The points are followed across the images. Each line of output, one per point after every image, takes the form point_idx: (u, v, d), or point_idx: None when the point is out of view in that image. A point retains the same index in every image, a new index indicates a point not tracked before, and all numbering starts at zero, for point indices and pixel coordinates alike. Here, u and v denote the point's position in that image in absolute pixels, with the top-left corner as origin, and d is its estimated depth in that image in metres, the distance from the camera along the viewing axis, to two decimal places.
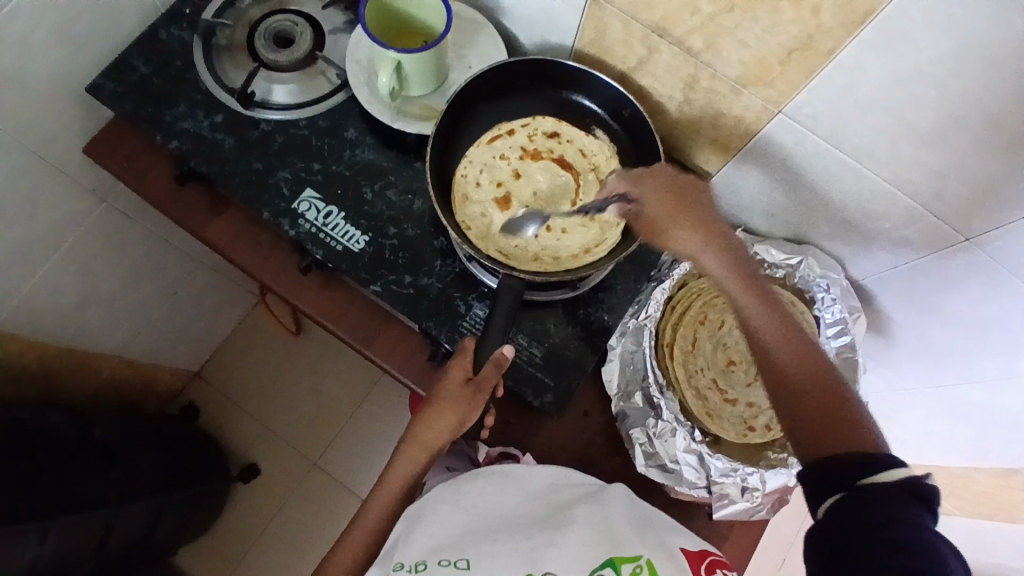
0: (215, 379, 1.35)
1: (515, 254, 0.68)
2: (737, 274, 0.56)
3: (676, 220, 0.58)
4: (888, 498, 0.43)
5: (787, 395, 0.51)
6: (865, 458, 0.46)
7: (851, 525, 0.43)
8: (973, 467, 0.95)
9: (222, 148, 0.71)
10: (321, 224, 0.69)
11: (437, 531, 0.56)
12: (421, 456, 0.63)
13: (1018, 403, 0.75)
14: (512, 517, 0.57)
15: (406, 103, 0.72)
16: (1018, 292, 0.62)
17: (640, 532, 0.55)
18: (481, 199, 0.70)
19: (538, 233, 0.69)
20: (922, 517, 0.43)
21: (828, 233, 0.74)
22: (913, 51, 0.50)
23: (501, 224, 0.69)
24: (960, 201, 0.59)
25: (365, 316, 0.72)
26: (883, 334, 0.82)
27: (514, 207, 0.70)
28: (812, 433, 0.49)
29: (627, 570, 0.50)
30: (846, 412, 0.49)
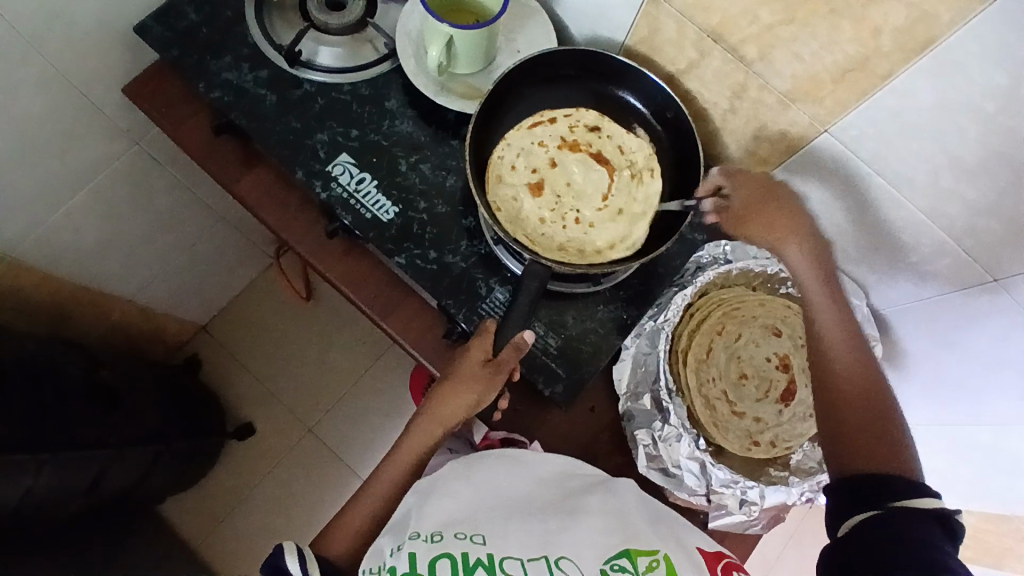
0: (221, 336, 1.35)
1: (540, 241, 0.68)
2: (817, 274, 0.61)
3: (771, 213, 0.62)
4: (912, 521, 0.48)
5: (841, 411, 0.57)
6: (901, 482, 0.51)
7: (871, 541, 0.49)
8: (967, 507, 0.95)
9: (263, 104, 0.71)
10: (353, 191, 0.69)
11: (452, 508, 0.55)
12: (434, 431, 0.63)
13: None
14: (524, 502, 0.57)
15: (451, 80, 0.72)
16: None
17: (655, 527, 0.55)
18: (514, 183, 0.70)
19: (566, 225, 0.69)
20: (942, 541, 0.47)
21: (855, 258, 0.73)
22: (969, 85, 0.50)
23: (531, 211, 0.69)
24: (995, 241, 0.59)
25: (385, 288, 0.72)
26: (897, 365, 0.81)
27: (545, 195, 0.70)
28: (859, 453, 0.55)
29: (642, 561, 0.50)
30: (886, 431, 0.55)
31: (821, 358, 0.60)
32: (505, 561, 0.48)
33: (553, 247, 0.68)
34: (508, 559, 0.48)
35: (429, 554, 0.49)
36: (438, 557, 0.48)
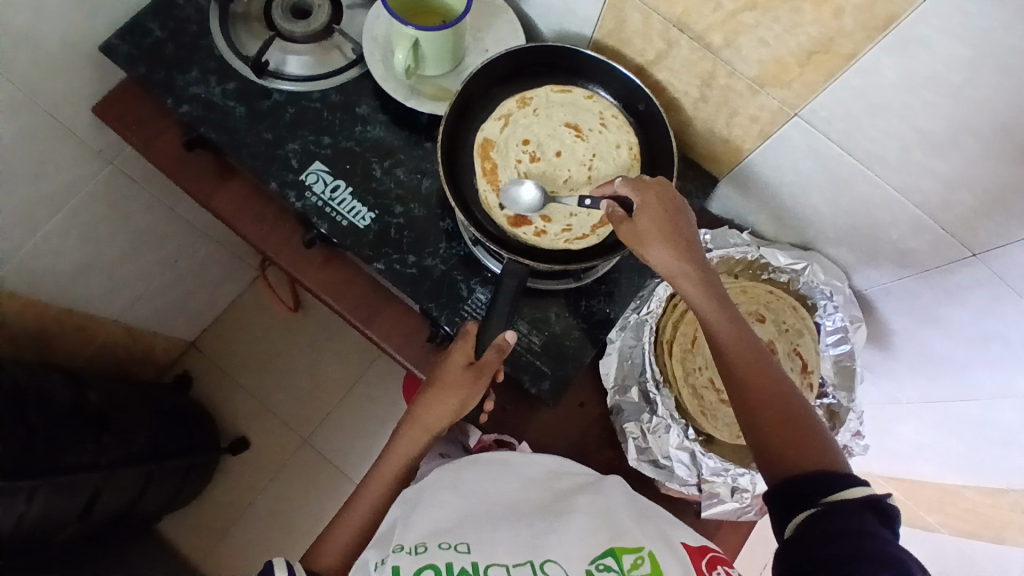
0: (211, 351, 1.34)
1: (528, 164, 0.69)
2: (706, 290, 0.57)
3: (655, 227, 0.59)
4: (849, 513, 0.45)
5: (757, 417, 0.54)
6: (828, 475, 0.49)
7: (819, 538, 0.45)
8: (963, 484, 0.96)
9: (233, 116, 0.70)
10: (328, 199, 0.69)
11: (437, 516, 0.55)
12: (420, 439, 0.63)
13: (1015, 420, 0.75)
14: (509, 504, 0.58)
15: (420, 83, 0.72)
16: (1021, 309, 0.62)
17: (640, 522, 0.55)
18: (538, 108, 0.71)
19: (554, 161, 0.70)
20: (881, 530, 0.44)
21: (835, 240, 0.74)
22: (931, 60, 0.50)
23: (522, 126, 0.70)
24: (969, 213, 0.59)
25: (366, 295, 0.72)
26: (884, 345, 0.82)
27: (557, 129, 0.70)
28: (789, 455, 0.51)
29: (628, 559, 0.50)
30: (802, 426, 0.52)
31: (724, 363, 0.56)
32: (491, 568, 0.48)
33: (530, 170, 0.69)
34: (493, 566, 0.48)
35: (414, 566, 0.48)
36: (423, 569, 0.48)
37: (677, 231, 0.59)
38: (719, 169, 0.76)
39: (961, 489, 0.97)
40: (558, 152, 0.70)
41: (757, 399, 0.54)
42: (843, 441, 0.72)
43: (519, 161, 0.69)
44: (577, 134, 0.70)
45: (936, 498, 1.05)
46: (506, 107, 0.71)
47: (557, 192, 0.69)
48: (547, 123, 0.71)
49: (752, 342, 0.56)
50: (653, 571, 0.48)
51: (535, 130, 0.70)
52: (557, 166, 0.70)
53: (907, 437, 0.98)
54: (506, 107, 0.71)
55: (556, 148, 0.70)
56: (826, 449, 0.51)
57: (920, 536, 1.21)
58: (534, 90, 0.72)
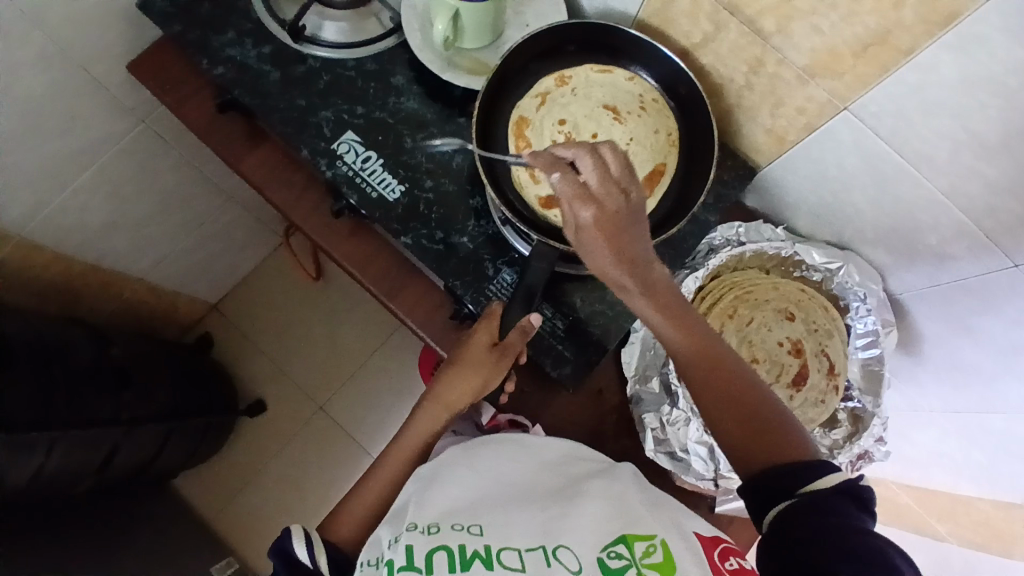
0: (232, 316, 1.36)
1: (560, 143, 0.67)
2: (661, 285, 0.52)
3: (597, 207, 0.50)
4: (826, 504, 0.44)
5: (718, 417, 0.52)
6: (802, 466, 0.47)
7: (800, 534, 0.44)
8: (980, 497, 0.94)
9: (268, 81, 0.70)
10: (358, 169, 0.68)
11: (451, 495, 0.55)
12: (440, 417, 0.64)
13: None
14: (522, 485, 0.57)
15: (457, 55, 0.70)
16: None
17: (653, 511, 0.55)
18: (577, 87, 0.69)
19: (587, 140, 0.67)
20: (856, 516, 0.44)
21: (873, 240, 0.71)
22: (995, 60, 0.48)
23: (560, 105, 0.68)
24: (1017, 224, 0.56)
25: (391, 269, 0.72)
26: (912, 351, 0.80)
27: (593, 108, 0.68)
28: (758, 451, 0.50)
29: (640, 547, 0.49)
30: (765, 418, 0.51)
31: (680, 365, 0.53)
32: (503, 551, 0.47)
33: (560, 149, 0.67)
34: (506, 550, 0.48)
35: (426, 546, 0.47)
36: (436, 549, 0.47)
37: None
38: (758, 160, 0.74)
39: (975, 501, 0.95)
40: (594, 133, 0.67)
41: (713, 396, 0.52)
42: (866, 446, 0.70)
43: (554, 141, 0.67)
44: (615, 116, 0.68)
45: (950, 509, 1.04)
46: (545, 84, 0.69)
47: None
48: (585, 103, 0.68)
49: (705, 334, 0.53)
50: (664, 559, 0.47)
51: (572, 109, 0.68)
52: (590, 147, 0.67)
53: (927, 446, 0.96)
54: (545, 84, 0.69)
55: (591, 127, 0.67)
56: (791, 436, 0.50)
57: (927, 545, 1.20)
58: (573, 69, 0.70)
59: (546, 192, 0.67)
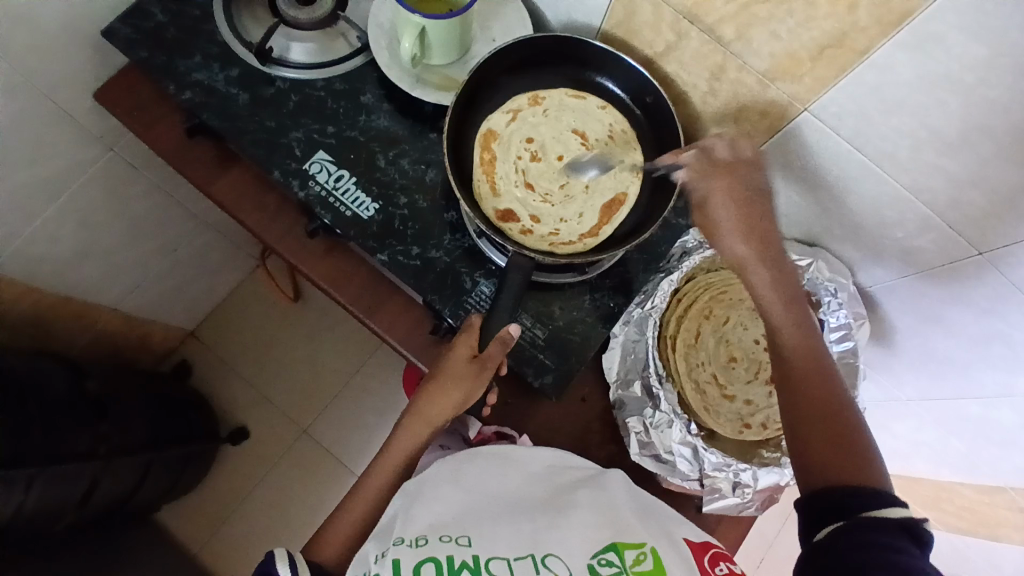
0: (211, 341, 1.34)
1: (525, 164, 0.69)
2: (781, 296, 0.57)
3: (743, 219, 0.59)
4: (882, 531, 0.45)
5: (798, 424, 0.54)
6: (864, 491, 0.48)
7: (847, 553, 0.45)
8: (960, 482, 0.97)
9: (236, 103, 0.69)
10: (331, 188, 0.68)
11: (438, 509, 0.54)
12: (422, 432, 0.63)
13: (1013, 421, 0.75)
14: (510, 498, 0.57)
15: (426, 71, 0.71)
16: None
17: (642, 520, 0.55)
18: (548, 111, 0.71)
19: (552, 164, 0.69)
20: (912, 550, 0.44)
21: (841, 237, 0.74)
22: (947, 59, 0.50)
23: (529, 124, 0.70)
24: (979, 214, 0.58)
25: (368, 286, 0.71)
26: (886, 343, 0.82)
27: (561, 133, 0.70)
28: (825, 465, 0.51)
29: (630, 555, 0.50)
30: (848, 439, 0.51)
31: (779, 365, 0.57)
32: (492, 562, 0.48)
33: (523, 169, 0.69)
34: (494, 559, 0.48)
35: (414, 559, 0.47)
36: (423, 561, 0.47)
37: (764, 238, 0.59)
38: None
39: (956, 485, 0.97)
40: (560, 156, 0.70)
41: (804, 400, 0.54)
42: None
43: (519, 158, 0.69)
44: (583, 142, 0.70)
45: (931, 496, 1.06)
46: (517, 101, 0.71)
47: (551, 195, 0.69)
48: (555, 125, 0.70)
49: (817, 348, 0.56)
50: (654, 567, 0.48)
51: (541, 130, 0.70)
52: (553, 169, 0.69)
53: (905, 435, 0.98)
54: (516, 101, 0.71)
55: (558, 151, 0.70)
56: (870, 465, 0.50)
57: None
58: (548, 91, 0.71)
59: (505, 205, 0.68)
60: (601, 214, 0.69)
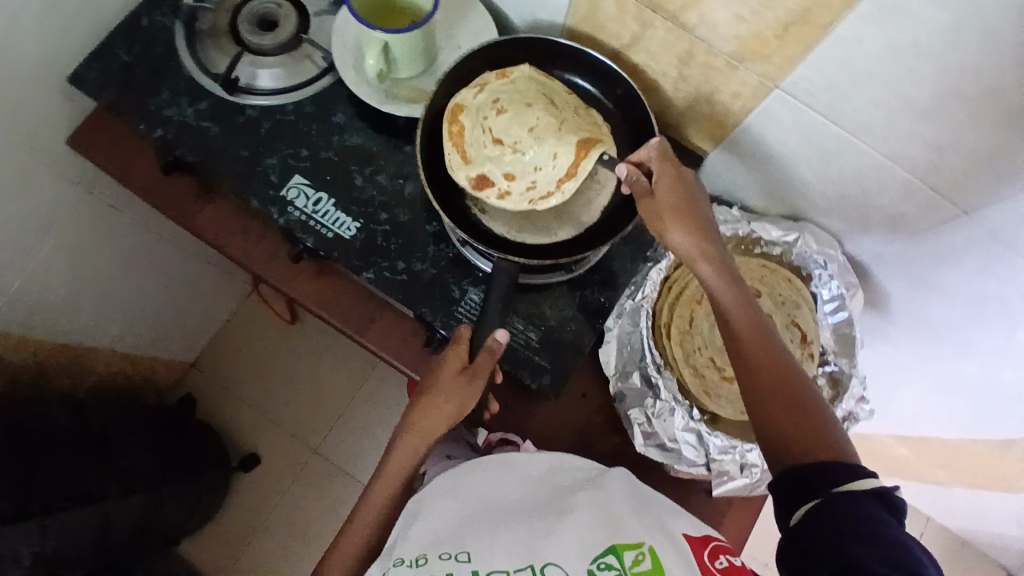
0: (212, 371, 1.34)
1: (495, 119, 0.66)
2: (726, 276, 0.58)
3: (670, 213, 0.60)
4: (854, 502, 0.45)
5: (762, 405, 0.54)
6: (835, 464, 0.48)
7: (824, 526, 0.45)
8: (970, 439, 0.97)
9: (210, 136, 0.69)
10: (311, 212, 0.68)
11: (438, 525, 0.55)
12: (419, 447, 0.63)
13: (1016, 376, 0.76)
14: (507, 506, 0.57)
15: (395, 85, 0.71)
16: (1014, 265, 0.61)
17: (641, 517, 0.56)
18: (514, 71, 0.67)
19: (521, 117, 0.65)
20: (885, 516, 0.44)
21: (825, 210, 0.74)
22: (912, 25, 0.49)
23: (496, 85, 0.67)
24: (960, 175, 0.58)
25: (359, 306, 0.71)
26: (880, 310, 0.82)
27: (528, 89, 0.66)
28: (794, 442, 0.51)
29: (629, 556, 0.51)
30: (807, 412, 0.52)
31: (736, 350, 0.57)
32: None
33: (491, 127, 0.66)
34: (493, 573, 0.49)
35: None
36: None
37: (698, 223, 0.60)
38: (706, 145, 0.76)
39: (966, 445, 0.98)
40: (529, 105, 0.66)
41: (763, 381, 0.54)
42: (847, 409, 0.72)
43: (486, 120, 0.66)
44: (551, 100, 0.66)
45: (944, 455, 1.06)
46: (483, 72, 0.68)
47: (522, 147, 0.65)
48: (523, 82, 0.67)
49: (769, 330, 0.57)
50: (653, 567, 0.49)
51: (508, 90, 0.66)
52: (523, 120, 0.65)
53: (913, 400, 0.98)
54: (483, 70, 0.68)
55: (526, 103, 0.66)
56: (836, 439, 0.51)
57: (933, 492, 1.23)
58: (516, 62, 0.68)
59: (478, 171, 0.66)
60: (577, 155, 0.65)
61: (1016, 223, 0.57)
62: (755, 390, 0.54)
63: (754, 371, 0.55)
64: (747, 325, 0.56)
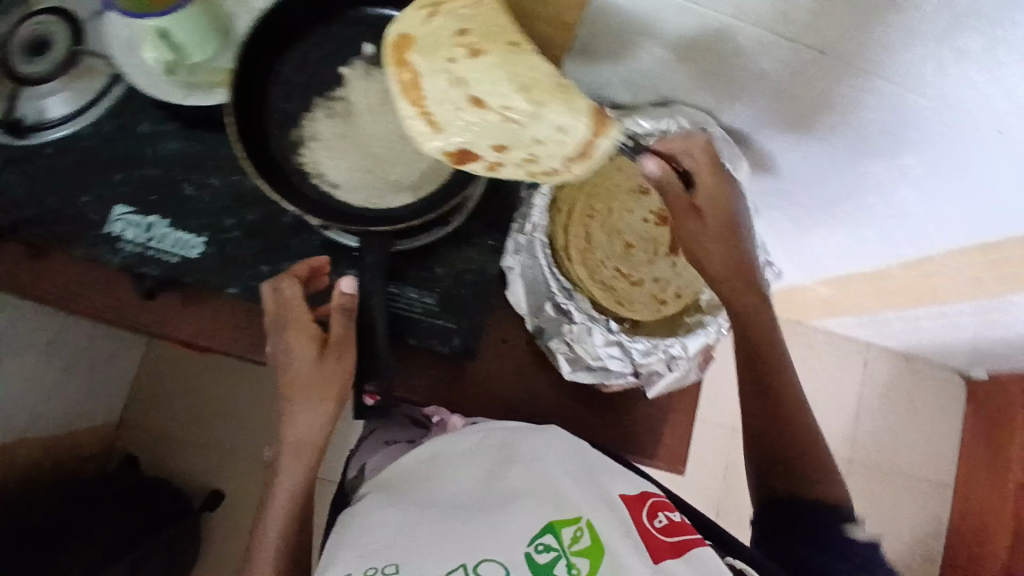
0: (144, 423, 1.26)
1: (447, 80, 0.48)
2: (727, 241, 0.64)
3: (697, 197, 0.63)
4: (827, 517, 0.59)
5: (771, 450, 0.64)
6: (828, 510, 0.60)
7: (796, 516, 0.61)
8: (887, 266, 1.01)
9: (5, 189, 0.61)
10: (146, 241, 0.61)
11: (365, 540, 0.50)
12: (308, 450, 0.59)
13: (913, 195, 0.78)
14: (442, 497, 0.54)
15: (193, 73, 0.61)
16: (882, 92, 0.61)
17: (579, 484, 0.54)
18: (451, 8, 0.48)
19: (504, 76, 0.47)
20: (847, 525, 0.59)
21: (691, 87, 0.71)
22: None
23: (451, 17, 0.48)
24: (807, 19, 0.55)
25: (237, 325, 0.64)
26: (772, 169, 0.82)
27: (488, 37, 0.48)
28: (783, 486, 0.63)
29: (568, 533, 0.49)
30: (816, 449, 0.63)
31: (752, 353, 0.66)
32: None
33: (438, 101, 0.48)
34: None
35: None
36: None
37: (727, 228, 0.64)
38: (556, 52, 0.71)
39: (884, 272, 1.02)
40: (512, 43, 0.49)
41: (763, 412, 0.65)
42: None
43: (451, 62, 0.48)
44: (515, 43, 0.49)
45: (869, 287, 1.11)
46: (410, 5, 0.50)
47: (513, 116, 0.48)
48: (482, 11, 0.49)
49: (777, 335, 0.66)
50: (593, 544, 0.48)
51: (474, 21, 0.48)
52: (496, 90, 0.48)
53: (828, 245, 1.01)
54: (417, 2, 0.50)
55: (455, 59, 0.48)
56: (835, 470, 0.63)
57: (871, 320, 1.30)
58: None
59: (455, 144, 0.50)
60: (592, 120, 0.48)
61: (875, 49, 0.56)
62: (766, 430, 0.65)
63: (758, 375, 0.66)
64: (763, 345, 0.65)
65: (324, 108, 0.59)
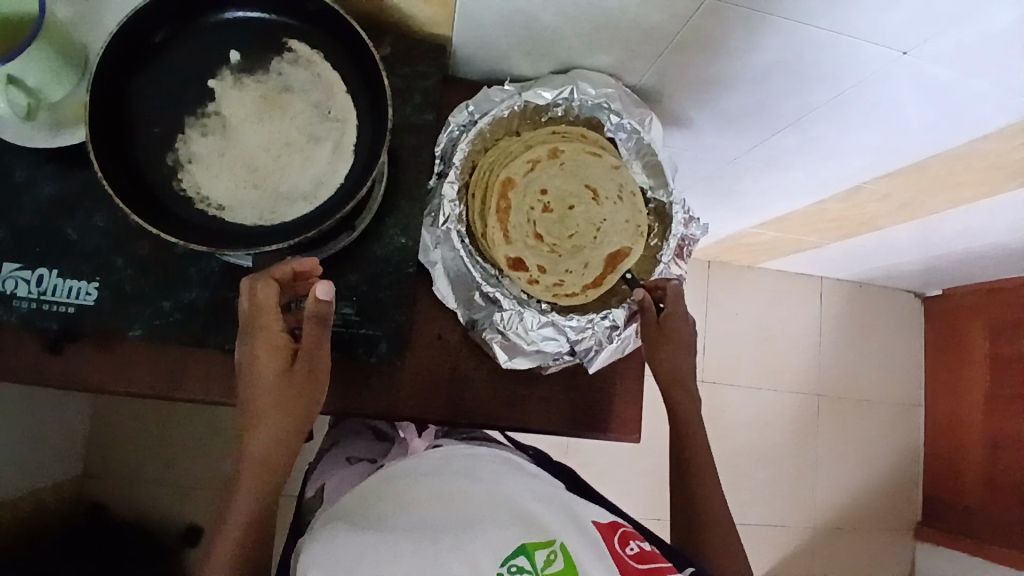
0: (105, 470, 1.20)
1: (532, 243, 0.68)
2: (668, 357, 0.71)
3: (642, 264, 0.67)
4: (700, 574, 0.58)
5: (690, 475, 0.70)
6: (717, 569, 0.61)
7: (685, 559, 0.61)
8: (820, 201, 1.02)
9: None
10: (39, 294, 0.58)
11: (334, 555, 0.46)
12: (270, 470, 0.56)
13: (829, 130, 0.78)
14: (406, 518, 0.50)
15: (58, 113, 0.58)
16: (778, 29, 0.60)
17: (547, 504, 0.53)
18: (537, 181, 0.68)
19: (546, 215, 0.68)
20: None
21: (585, 50, 0.68)
22: None
23: (546, 176, 0.69)
24: None
25: (156, 363, 0.61)
26: (685, 123, 0.81)
27: (550, 194, 0.69)
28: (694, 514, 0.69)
29: (541, 555, 0.48)
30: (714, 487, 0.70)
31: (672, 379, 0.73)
32: None
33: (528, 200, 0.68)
34: None
35: None
36: None
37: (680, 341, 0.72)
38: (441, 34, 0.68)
39: (819, 207, 1.03)
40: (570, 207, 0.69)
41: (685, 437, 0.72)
42: (680, 234, 0.72)
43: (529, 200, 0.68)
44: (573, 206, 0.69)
45: (809, 223, 1.12)
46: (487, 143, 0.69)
47: (560, 244, 0.68)
48: (567, 178, 0.69)
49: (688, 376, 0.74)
50: (566, 567, 0.47)
51: (556, 184, 0.69)
52: (554, 222, 0.68)
53: (761, 189, 1.00)
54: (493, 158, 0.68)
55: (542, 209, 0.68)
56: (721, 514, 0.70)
57: (817, 255, 1.32)
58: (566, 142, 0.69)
59: (514, 253, 0.67)
60: (605, 263, 0.68)
61: None
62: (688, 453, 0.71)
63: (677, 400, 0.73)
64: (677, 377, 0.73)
65: (198, 127, 0.56)
